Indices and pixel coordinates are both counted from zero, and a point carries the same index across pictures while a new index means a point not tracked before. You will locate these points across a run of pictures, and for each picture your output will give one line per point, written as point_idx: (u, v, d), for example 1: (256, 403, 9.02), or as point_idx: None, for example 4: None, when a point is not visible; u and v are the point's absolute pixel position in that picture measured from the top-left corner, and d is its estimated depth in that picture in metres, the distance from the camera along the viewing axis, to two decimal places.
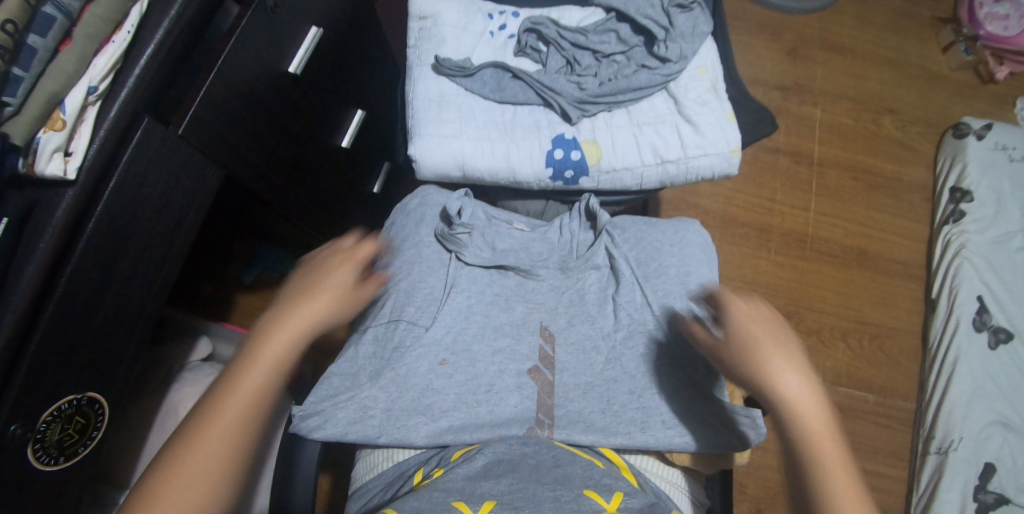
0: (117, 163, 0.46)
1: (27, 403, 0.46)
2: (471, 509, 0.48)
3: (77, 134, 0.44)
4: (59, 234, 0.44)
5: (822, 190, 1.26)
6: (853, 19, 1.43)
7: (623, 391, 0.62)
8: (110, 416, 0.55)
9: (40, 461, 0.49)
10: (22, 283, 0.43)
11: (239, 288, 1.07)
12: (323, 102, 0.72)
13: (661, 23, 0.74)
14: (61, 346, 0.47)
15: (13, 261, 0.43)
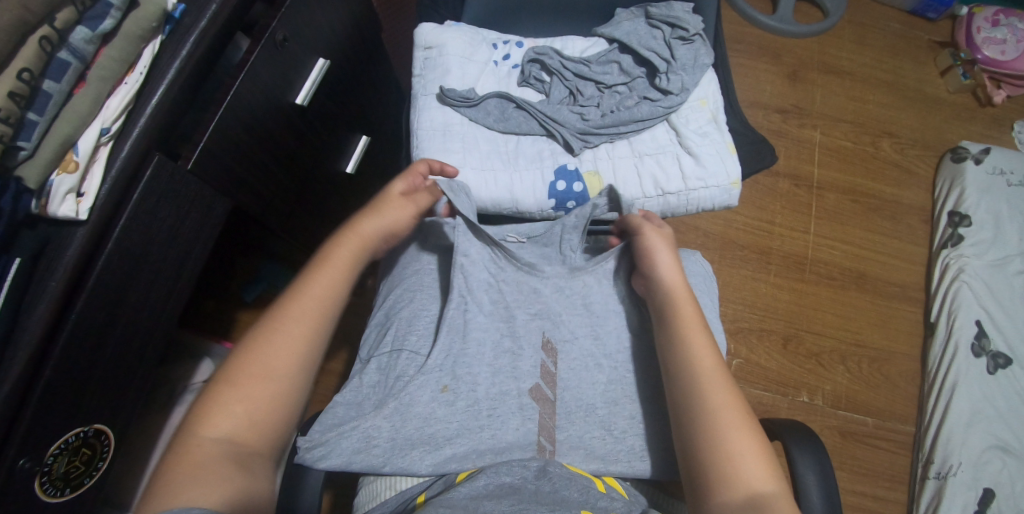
0: (128, 198, 0.47)
1: (35, 439, 0.46)
2: None
3: (89, 175, 0.45)
4: (70, 272, 0.44)
5: (821, 212, 1.27)
6: (852, 43, 1.45)
7: (624, 416, 0.64)
8: (115, 447, 0.56)
9: (47, 493, 0.49)
10: (33, 323, 0.43)
11: (240, 307, 1.07)
12: (329, 131, 0.72)
13: (663, 55, 0.75)
14: (68, 383, 0.47)
15: (24, 301, 0.43)
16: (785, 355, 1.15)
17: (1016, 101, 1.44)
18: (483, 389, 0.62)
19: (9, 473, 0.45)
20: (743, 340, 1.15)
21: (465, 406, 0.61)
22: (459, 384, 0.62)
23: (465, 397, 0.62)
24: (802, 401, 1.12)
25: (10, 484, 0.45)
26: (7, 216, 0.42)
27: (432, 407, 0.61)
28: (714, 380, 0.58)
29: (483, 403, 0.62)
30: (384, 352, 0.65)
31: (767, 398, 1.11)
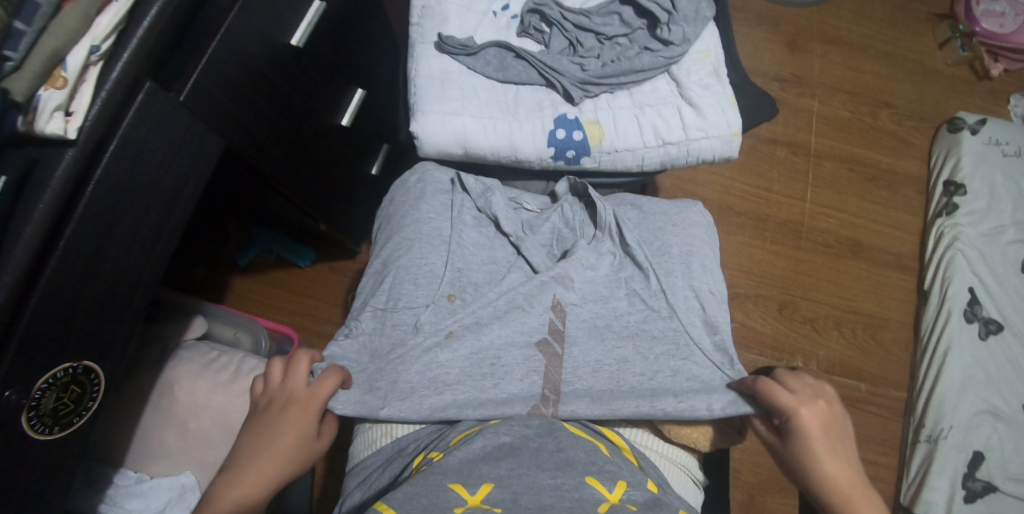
0: (117, 127, 0.46)
1: (22, 367, 0.45)
2: (468, 493, 0.47)
3: (78, 93, 0.43)
4: (58, 196, 0.43)
5: (818, 181, 1.27)
6: (852, 14, 1.44)
7: (632, 371, 0.62)
8: (105, 388, 0.54)
9: (35, 429, 0.48)
10: (21, 245, 0.42)
11: (234, 269, 1.05)
12: (325, 78, 0.71)
13: (664, 7, 0.74)
14: (56, 313, 0.46)
15: (10, 222, 0.42)
16: (781, 321, 1.16)
17: (1012, 75, 1.44)
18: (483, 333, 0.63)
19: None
20: (739, 305, 1.15)
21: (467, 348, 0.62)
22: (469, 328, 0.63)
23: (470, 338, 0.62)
24: (796, 366, 1.13)
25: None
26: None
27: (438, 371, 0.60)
28: (857, 496, 0.50)
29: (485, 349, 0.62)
30: (389, 304, 0.64)
31: (762, 362, 1.12)
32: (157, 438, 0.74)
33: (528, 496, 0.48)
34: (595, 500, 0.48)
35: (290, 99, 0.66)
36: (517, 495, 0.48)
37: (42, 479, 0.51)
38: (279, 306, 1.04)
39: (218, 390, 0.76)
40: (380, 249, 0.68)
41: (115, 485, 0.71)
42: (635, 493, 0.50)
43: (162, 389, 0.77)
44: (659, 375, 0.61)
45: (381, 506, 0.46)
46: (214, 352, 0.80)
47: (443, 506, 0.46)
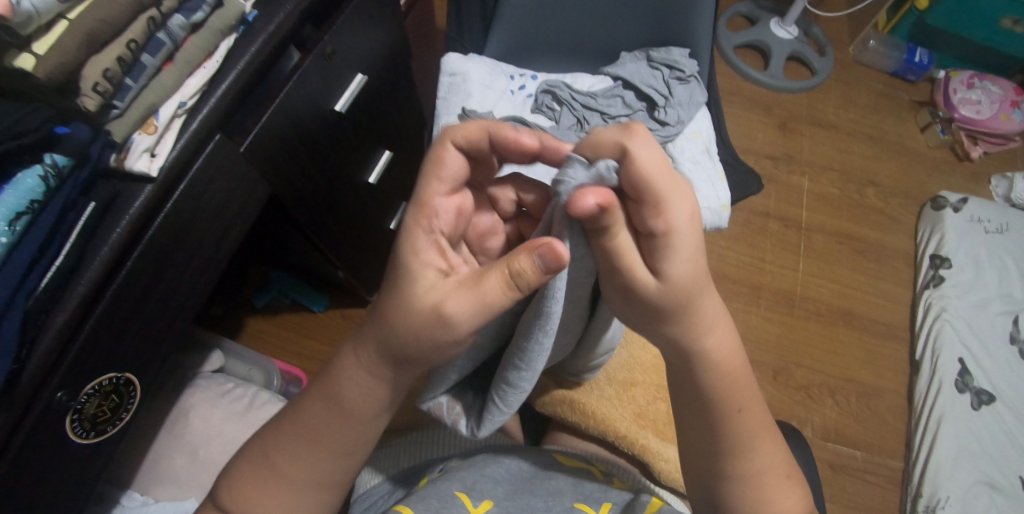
0: (190, 166, 0.53)
1: (75, 373, 0.50)
2: (472, 503, 0.51)
3: (162, 140, 0.51)
4: (136, 220, 0.49)
5: (810, 252, 1.34)
6: (838, 100, 1.56)
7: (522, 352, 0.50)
8: (139, 399, 0.59)
9: (76, 432, 0.53)
10: (98, 259, 0.47)
11: (251, 314, 1.11)
12: (359, 144, 0.80)
13: (661, 92, 0.84)
14: (110, 328, 0.51)
15: (90, 243, 0.48)
16: (776, 387, 1.19)
17: (992, 158, 1.54)
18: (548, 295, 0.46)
19: (47, 405, 0.48)
20: None
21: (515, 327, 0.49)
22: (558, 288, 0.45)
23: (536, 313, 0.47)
24: None
25: (46, 412, 0.48)
26: (92, 163, 0.47)
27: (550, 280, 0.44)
28: None
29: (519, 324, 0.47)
30: None
31: None
32: (167, 461, 0.78)
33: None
34: None
35: (327, 161, 0.74)
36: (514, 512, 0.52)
37: (69, 482, 0.55)
38: (289, 351, 1.09)
39: (231, 420, 0.81)
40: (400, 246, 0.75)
41: (121, 505, 0.74)
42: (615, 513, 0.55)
43: (181, 415, 0.81)
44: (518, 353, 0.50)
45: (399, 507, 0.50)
46: (230, 384, 0.85)
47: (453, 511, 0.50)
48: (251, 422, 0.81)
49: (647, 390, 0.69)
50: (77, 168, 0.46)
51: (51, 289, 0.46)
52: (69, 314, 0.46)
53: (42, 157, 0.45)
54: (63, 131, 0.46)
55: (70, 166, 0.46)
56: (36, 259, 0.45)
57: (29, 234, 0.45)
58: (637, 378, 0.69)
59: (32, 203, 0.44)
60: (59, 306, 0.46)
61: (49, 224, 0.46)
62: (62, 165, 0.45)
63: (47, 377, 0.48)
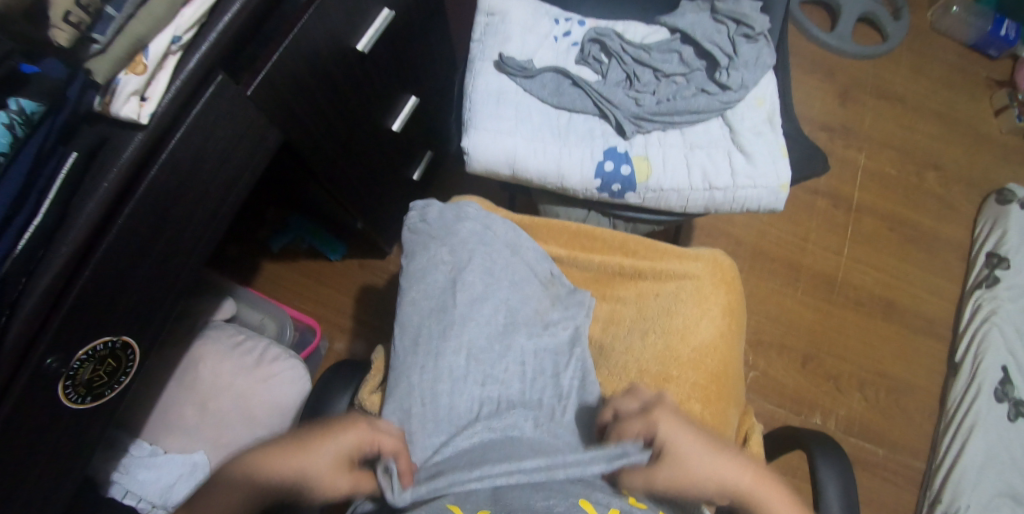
0: (185, 113, 0.47)
1: (67, 336, 0.46)
2: (462, 513, 0.47)
3: (153, 80, 0.44)
4: (126, 170, 0.44)
5: (857, 236, 1.25)
6: (909, 70, 1.42)
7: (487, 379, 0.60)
8: (139, 362, 0.55)
9: (69, 398, 0.48)
10: (83, 217, 0.43)
11: (268, 256, 1.07)
12: (381, 85, 0.73)
13: (724, 50, 0.74)
14: (110, 285, 0.47)
15: (76, 195, 0.43)
16: (802, 374, 1.14)
17: None
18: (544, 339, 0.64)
19: (38, 367, 0.44)
20: (761, 354, 1.14)
21: (447, 392, 0.59)
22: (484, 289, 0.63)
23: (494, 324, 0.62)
24: (814, 422, 1.11)
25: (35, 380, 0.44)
26: (71, 107, 0.42)
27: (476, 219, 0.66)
28: None
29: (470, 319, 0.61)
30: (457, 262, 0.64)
31: (779, 414, 1.11)
32: (177, 412, 0.77)
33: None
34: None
35: (346, 100, 0.67)
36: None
37: (68, 446, 0.51)
38: (305, 296, 1.06)
39: (242, 374, 0.79)
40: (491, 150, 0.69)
41: (130, 455, 0.73)
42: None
43: (191, 365, 0.79)
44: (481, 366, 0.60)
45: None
46: (240, 335, 0.82)
47: None
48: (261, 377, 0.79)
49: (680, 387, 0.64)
50: (52, 114, 0.41)
51: (32, 247, 0.41)
52: (53, 276, 0.42)
53: (7, 101, 0.39)
54: (31, 69, 0.40)
55: (40, 112, 0.40)
56: (10, 217, 0.40)
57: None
58: (671, 372, 0.65)
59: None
60: (45, 266, 0.42)
61: (22, 176, 0.40)
62: (31, 111, 0.39)
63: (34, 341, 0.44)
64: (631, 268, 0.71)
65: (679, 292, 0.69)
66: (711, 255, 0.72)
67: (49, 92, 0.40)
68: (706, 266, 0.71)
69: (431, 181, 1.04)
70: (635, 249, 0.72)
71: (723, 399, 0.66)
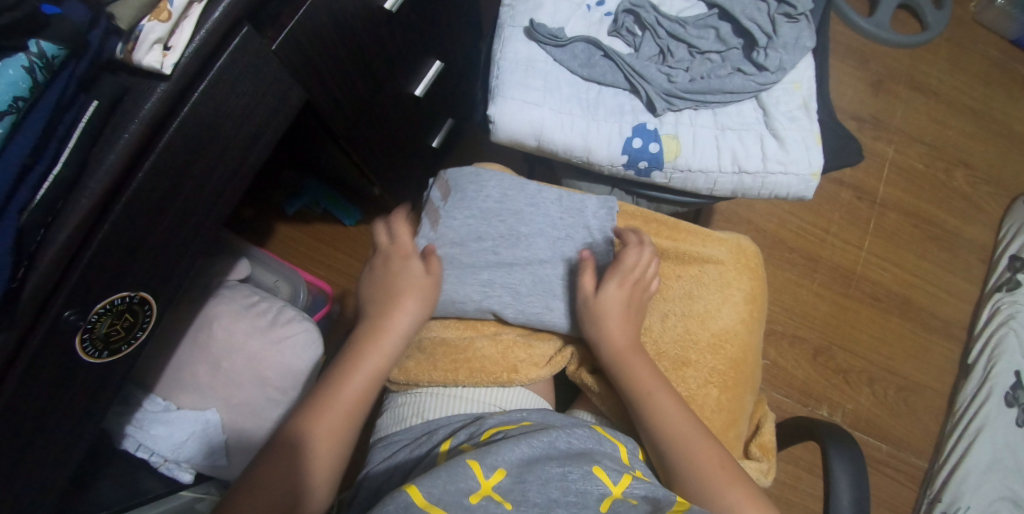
0: (209, 67, 0.45)
1: (85, 290, 0.45)
2: (482, 475, 0.44)
3: (178, 29, 0.42)
4: (148, 123, 0.43)
5: (879, 231, 1.22)
6: (945, 62, 1.37)
7: (516, 281, 0.64)
8: (155, 319, 0.54)
9: (87, 352, 0.48)
10: (102, 170, 0.42)
11: (281, 217, 1.07)
12: (407, 48, 0.71)
13: (765, 29, 0.71)
14: (127, 240, 0.46)
15: (95, 146, 0.42)
16: (813, 367, 1.13)
17: None
18: (583, 234, 0.67)
19: (55, 322, 0.44)
20: (773, 344, 1.13)
21: (519, 306, 0.63)
22: (531, 224, 0.66)
23: (551, 251, 0.66)
24: (821, 414, 1.11)
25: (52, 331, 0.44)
26: (93, 53, 0.40)
27: (499, 176, 0.68)
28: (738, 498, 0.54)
29: (519, 262, 0.64)
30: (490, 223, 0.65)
31: (786, 404, 1.10)
32: (189, 370, 0.77)
33: (537, 486, 0.44)
34: (599, 493, 0.44)
35: (370, 62, 0.65)
36: (529, 484, 0.44)
37: (81, 401, 0.50)
38: (317, 260, 1.05)
39: (255, 335, 0.79)
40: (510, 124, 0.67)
41: (144, 409, 0.73)
42: (636, 487, 0.47)
43: (205, 325, 0.79)
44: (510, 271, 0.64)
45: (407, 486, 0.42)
46: (255, 297, 0.82)
47: (459, 488, 0.43)
48: (274, 339, 0.79)
49: (698, 372, 0.64)
50: (74, 59, 0.39)
51: (50, 199, 0.41)
52: (73, 228, 0.42)
53: (27, 43, 0.36)
54: (53, 10, 0.37)
55: (60, 56, 0.38)
56: (27, 168, 0.39)
57: (16, 138, 0.38)
58: (690, 356, 0.64)
59: (18, 102, 0.37)
60: (62, 220, 0.42)
61: (42, 124, 0.39)
62: (52, 55, 0.37)
63: (52, 294, 0.43)
64: (654, 248, 0.69)
65: (702, 276, 0.68)
66: (735, 240, 0.71)
67: (71, 38, 0.38)
68: (729, 252, 0.70)
69: (449, 150, 1.02)
70: (658, 228, 0.70)
71: (741, 387, 0.66)
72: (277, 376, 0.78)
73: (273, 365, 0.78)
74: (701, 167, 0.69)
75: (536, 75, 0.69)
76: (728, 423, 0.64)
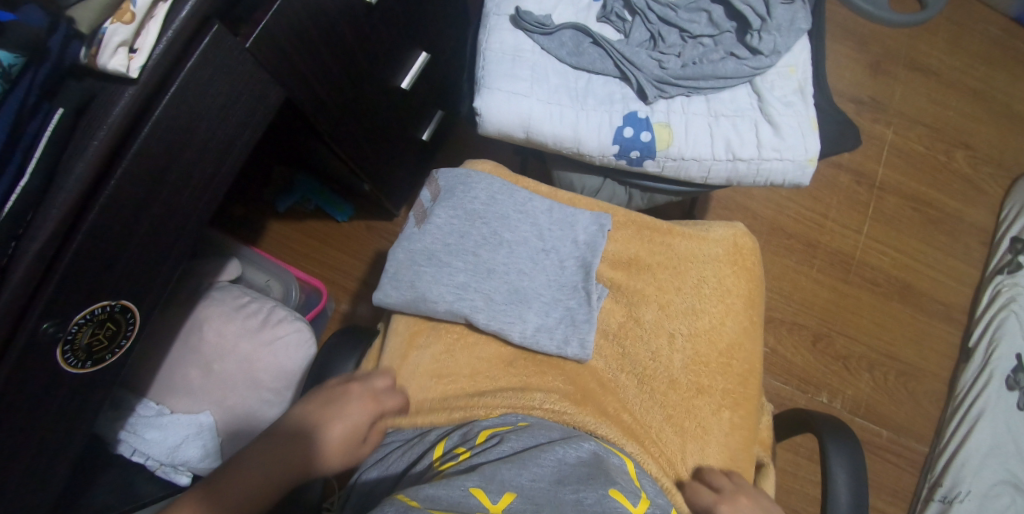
0: (178, 69, 0.44)
1: (63, 302, 0.44)
2: (490, 501, 0.44)
3: (144, 31, 0.41)
4: (116, 128, 0.41)
5: (878, 215, 1.21)
6: (945, 41, 1.35)
7: (493, 286, 0.62)
8: (139, 325, 0.53)
9: (68, 363, 0.47)
10: (72, 179, 0.41)
11: (272, 215, 1.05)
12: (390, 40, 0.69)
13: (757, 12, 0.69)
14: (103, 250, 0.45)
15: (64, 154, 0.41)
16: (812, 354, 1.12)
17: None
18: (569, 248, 0.66)
19: (33, 336, 0.42)
20: (772, 331, 1.12)
21: (491, 313, 0.61)
22: (515, 233, 0.65)
23: (531, 261, 0.64)
24: (820, 401, 1.10)
25: (31, 344, 0.42)
26: (53, 60, 0.39)
27: (489, 179, 0.67)
28: None
29: (497, 268, 0.63)
30: (476, 225, 0.64)
31: (785, 392, 1.10)
32: (181, 374, 0.76)
33: (547, 511, 0.44)
34: (616, 511, 0.45)
35: (351, 56, 0.63)
36: (538, 508, 0.44)
37: (68, 411, 0.50)
38: (309, 257, 1.04)
39: (245, 337, 0.78)
40: (490, 113, 0.65)
41: (136, 415, 0.73)
42: (653, 511, 0.48)
43: (196, 328, 0.78)
44: (489, 275, 0.62)
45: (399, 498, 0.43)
46: (245, 298, 0.81)
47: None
48: (265, 340, 0.78)
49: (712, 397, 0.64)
50: (32, 67, 0.39)
51: (21, 208, 0.40)
52: (45, 239, 0.41)
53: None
54: (7, 17, 0.36)
55: (17, 65, 0.38)
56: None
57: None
58: (703, 382, 0.64)
59: None
60: (34, 230, 0.41)
61: (4, 133, 0.39)
62: (9, 64, 0.37)
63: (28, 306, 0.42)
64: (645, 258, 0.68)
65: (701, 285, 0.67)
66: (732, 238, 0.69)
67: (30, 45, 0.37)
68: (725, 251, 0.69)
69: (440, 143, 1.00)
70: (650, 235, 0.69)
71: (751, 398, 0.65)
72: (270, 378, 0.77)
73: (266, 367, 0.77)
74: (694, 157, 0.67)
75: (523, 65, 0.67)
76: (744, 443, 0.63)
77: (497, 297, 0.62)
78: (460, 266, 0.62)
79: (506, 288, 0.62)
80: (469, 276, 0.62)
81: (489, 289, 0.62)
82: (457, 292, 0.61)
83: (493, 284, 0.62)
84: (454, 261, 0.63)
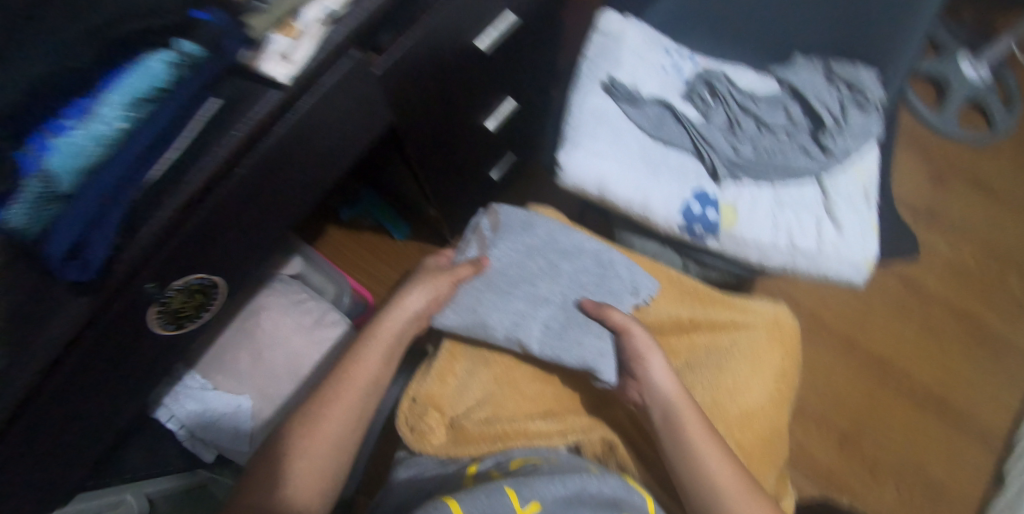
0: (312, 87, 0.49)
1: (165, 272, 0.49)
2: (519, 504, 0.47)
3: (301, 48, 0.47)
4: (255, 127, 0.46)
5: (922, 325, 1.20)
6: (1011, 163, 1.35)
7: (547, 319, 0.64)
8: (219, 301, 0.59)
9: (156, 323, 0.52)
10: (206, 165, 0.45)
11: (335, 224, 1.11)
12: (486, 87, 0.74)
13: (833, 115, 0.72)
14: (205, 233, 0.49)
15: (205, 139, 0.45)
16: (838, 454, 1.11)
17: None
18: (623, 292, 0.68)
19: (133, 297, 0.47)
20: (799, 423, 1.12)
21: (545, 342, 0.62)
22: (569, 267, 0.68)
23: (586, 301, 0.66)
24: (840, 504, 1.08)
25: (133, 301, 0.47)
26: (225, 58, 0.42)
27: (549, 222, 0.70)
28: None
29: (551, 301, 0.65)
30: (534, 260, 0.67)
31: (805, 487, 1.08)
32: (232, 354, 0.81)
33: None
34: None
35: (451, 96, 0.69)
36: None
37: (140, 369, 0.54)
38: (362, 270, 1.09)
39: (298, 331, 0.83)
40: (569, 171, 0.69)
41: (183, 383, 0.78)
42: None
43: (255, 314, 0.83)
44: (543, 308, 0.64)
45: (450, 502, 0.45)
46: (304, 295, 0.86)
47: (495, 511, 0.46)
48: (315, 339, 0.82)
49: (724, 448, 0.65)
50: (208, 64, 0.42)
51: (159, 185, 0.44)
52: (168, 216, 0.44)
53: (174, 41, 0.40)
54: (202, 16, 0.40)
55: (200, 57, 0.41)
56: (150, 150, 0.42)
57: (149, 125, 0.41)
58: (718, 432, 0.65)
59: (159, 92, 0.40)
60: (158, 205, 0.44)
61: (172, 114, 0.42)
62: (193, 54, 0.41)
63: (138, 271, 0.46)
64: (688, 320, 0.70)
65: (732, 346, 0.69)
66: (772, 312, 0.71)
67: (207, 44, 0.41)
68: (762, 322, 0.71)
69: (505, 183, 1.05)
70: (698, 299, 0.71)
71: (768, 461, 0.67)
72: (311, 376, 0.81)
73: (310, 364, 0.81)
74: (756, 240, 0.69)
75: (606, 125, 0.71)
76: None
77: (551, 327, 0.63)
78: (516, 295, 0.64)
79: (559, 321, 0.64)
80: (525, 305, 0.64)
81: (542, 321, 0.63)
82: (510, 318, 0.63)
83: (548, 316, 0.64)
84: (510, 290, 0.64)
